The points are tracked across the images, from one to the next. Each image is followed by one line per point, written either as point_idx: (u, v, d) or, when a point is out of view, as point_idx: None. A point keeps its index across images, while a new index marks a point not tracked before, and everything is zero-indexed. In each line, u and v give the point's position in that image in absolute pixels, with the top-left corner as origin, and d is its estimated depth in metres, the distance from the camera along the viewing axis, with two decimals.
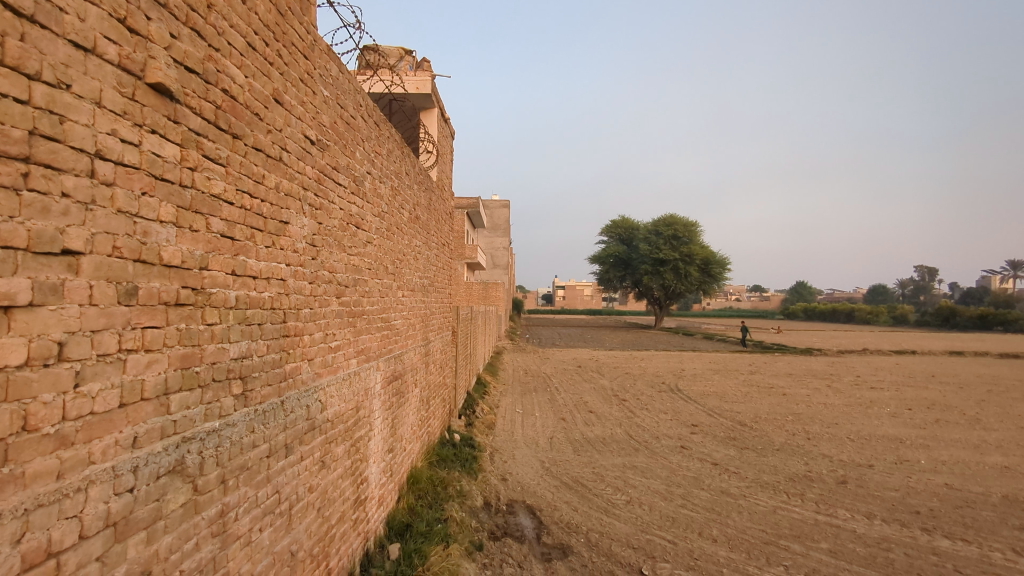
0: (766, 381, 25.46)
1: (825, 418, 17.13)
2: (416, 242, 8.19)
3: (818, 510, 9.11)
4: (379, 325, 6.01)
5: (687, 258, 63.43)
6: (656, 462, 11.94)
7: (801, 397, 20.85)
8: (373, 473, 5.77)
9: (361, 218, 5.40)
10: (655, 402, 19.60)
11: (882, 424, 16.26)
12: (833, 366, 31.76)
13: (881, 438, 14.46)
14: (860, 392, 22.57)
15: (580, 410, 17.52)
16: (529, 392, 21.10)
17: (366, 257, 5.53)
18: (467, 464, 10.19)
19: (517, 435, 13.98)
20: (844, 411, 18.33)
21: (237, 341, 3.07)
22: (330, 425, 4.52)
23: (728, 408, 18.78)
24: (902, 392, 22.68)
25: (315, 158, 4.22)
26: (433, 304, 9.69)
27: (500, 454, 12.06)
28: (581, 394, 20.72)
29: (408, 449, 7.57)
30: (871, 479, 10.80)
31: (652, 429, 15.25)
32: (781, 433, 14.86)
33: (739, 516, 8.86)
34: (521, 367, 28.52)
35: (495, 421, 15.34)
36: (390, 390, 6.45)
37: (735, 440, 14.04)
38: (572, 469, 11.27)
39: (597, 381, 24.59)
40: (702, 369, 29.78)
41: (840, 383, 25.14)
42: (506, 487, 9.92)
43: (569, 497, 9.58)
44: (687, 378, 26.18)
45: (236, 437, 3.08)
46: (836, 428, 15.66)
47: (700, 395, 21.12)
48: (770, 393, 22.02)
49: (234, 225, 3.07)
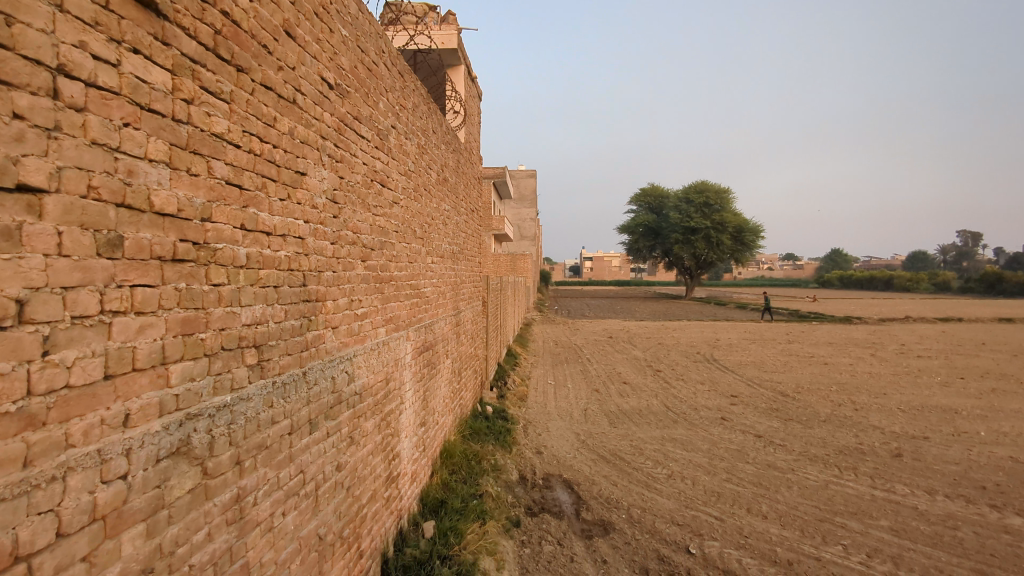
0: (805, 350, 24.71)
1: (871, 388, 16.45)
2: (446, 206, 7.77)
3: (874, 485, 8.61)
4: (408, 292, 5.64)
5: (720, 226, 61.91)
6: (696, 435, 11.50)
7: (845, 367, 20.13)
8: (405, 449, 5.47)
9: (386, 176, 4.99)
10: (691, 372, 19.09)
11: (934, 395, 15.53)
12: (876, 335, 30.74)
13: (934, 409, 13.77)
14: (907, 361, 21.70)
15: (614, 382, 17.12)
16: (560, 363, 20.77)
17: (392, 219, 5.13)
18: (501, 436, 9.90)
19: (550, 407, 13.66)
20: (891, 381, 17.61)
21: (249, 305, 2.71)
22: (358, 399, 4.19)
23: (768, 378, 18.21)
24: (951, 362, 21.76)
25: (334, 105, 3.79)
26: (463, 273, 9.30)
27: (533, 427, 11.75)
28: (613, 365, 20.32)
29: (441, 422, 7.27)
30: (928, 453, 10.22)
31: (690, 400, 14.81)
32: (826, 404, 14.26)
33: (789, 491, 8.40)
34: (551, 338, 28.17)
35: (527, 392, 15.05)
36: (421, 362, 6.11)
37: (777, 412, 13.50)
38: (609, 442, 10.92)
39: (630, 352, 24.14)
40: (737, 338, 29.10)
41: (884, 352, 24.27)
42: (542, 460, 9.62)
43: (607, 472, 9.22)
44: (723, 348, 25.55)
45: (252, 413, 2.74)
46: (885, 399, 14.99)
47: (737, 365, 20.52)
48: (811, 362, 21.30)
49: (242, 172, 2.67)
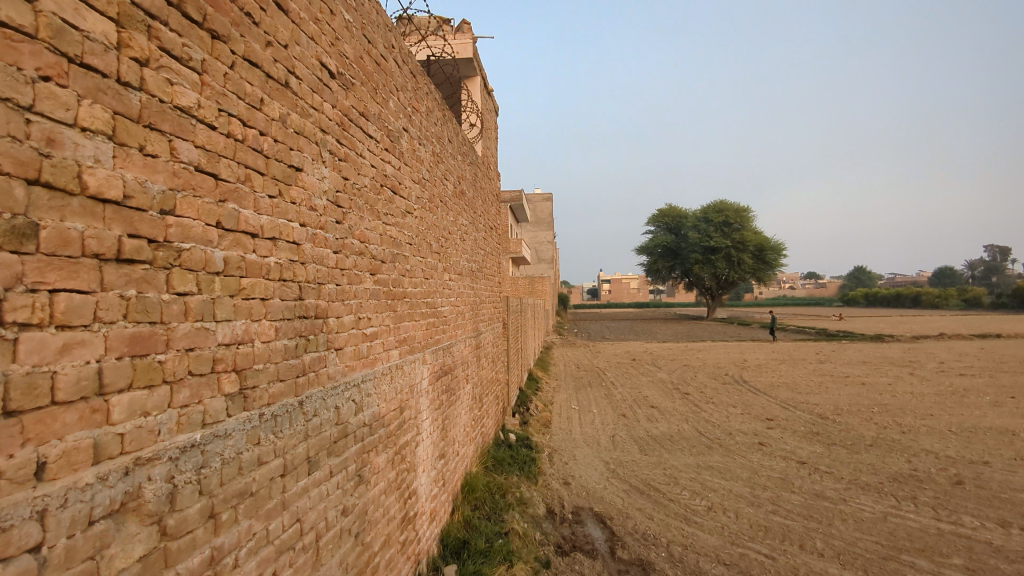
0: (839, 370, 23.76)
1: (916, 409, 15.55)
2: (463, 221, 7.30)
3: (938, 517, 7.83)
4: (424, 312, 5.13)
5: (740, 245, 60.95)
6: (734, 462, 10.74)
7: (884, 387, 19.19)
8: (423, 486, 4.91)
9: (398, 183, 4.53)
10: (721, 395, 18.24)
11: (985, 416, 14.58)
12: (911, 353, 29.63)
13: (989, 431, 12.86)
14: (949, 380, 20.64)
15: (641, 406, 16.37)
16: (583, 387, 20.05)
17: (405, 229, 4.65)
18: (527, 467, 9.27)
19: (575, 434, 12.97)
20: (937, 401, 16.69)
21: (227, 321, 2.21)
22: (368, 430, 3.65)
23: (803, 399, 17.34)
24: (996, 380, 20.73)
25: (335, 96, 3.33)
26: (483, 293, 8.78)
27: (559, 455, 11.08)
28: (639, 388, 19.56)
29: (461, 453, 6.69)
30: (991, 480, 9.38)
31: (723, 424, 14.03)
32: (870, 427, 13.39)
33: (844, 524, 7.64)
34: (572, 362, 27.45)
35: (550, 418, 14.38)
36: (439, 388, 5.57)
37: (818, 436, 12.67)
38: (641, 471, 10.21)
39: (654, 374, 23.34)
40: (765, 359, 28.18)
41: (923, 371, 23.26)
42: (571, 492, 8.95)
43: (642, 504, 8.52)
44: (752, 369, 24.61)
45: (231, 453, 2.23)
46: (933, 421, 14.12)
47: (769, 387, 19.62)
48: (847, 383, 20.34)
49: (219, 158, 2.20)
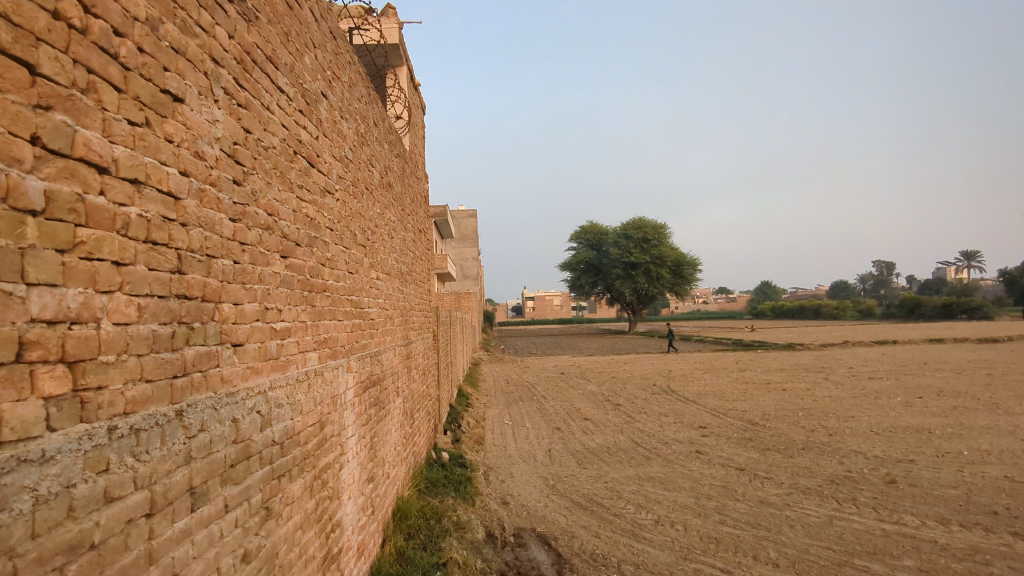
0: (760, 377, 24.52)
1: (837, 412, 16.06)
2: (392, 218, 6.57)
3: (880, 518, 7.78)
4: (348, 312, 4.37)
5: (660, 261, 62.83)
6: (675, 472, 10.43)
7: (803, 392, 19.86)
8: (347, 516, 4.12)
9: (316, 155, 3.77)
10: (652, 405, 18.18)
11: (900, 416, 15.22)
12: (821, 359, 31.23)
13: (908, 430, 13.37)
14: (861, 384, 21.66)
15: (575, 419, 15.95)
16: (514, 402, 19.48)
17: (326, 212, 3.90)
18: (462, 487, 8.53)
19: (510, 451, 12.31)
20: (854, 404, 17.37)
21: (48, 286, 1.48)
22: (278, 451, 2.87)
23: (731, 406, 17.57)
24: (902, 382, 22.02)
25: (233, 23, 2.60)
26: (412, 299, 8.05)
27: (495, 473, 10.39)
28: (571, 401, 19.19)
29: (391, 476, 5.91)
30: (921, 478, 9.56)
31: (658, 433, 13.84)
32: (799, 431, 13.56)
33: (793, 530, 7.42)
34: (501, 377, 26.83)
35: (483, 435, 13.67)
36: (366, 401, 4.80)
37: (752, 442, 12.66)
38: (582, 486, 9.70)
39: (585, 387, 23.15)
40: (689, 368, 28.76)
41: (837, 375, 24.42)
42: (510, 513, 8.30)
43: (586, 521, 7.97)
44: (678, 378, 24.93)
45: (52, 488, 1.46)
46: (855, 422, 14.56)
47: (697, 395, 19.79)
48: (770, 389, 20.88)
49: (36, 42, 1.47)
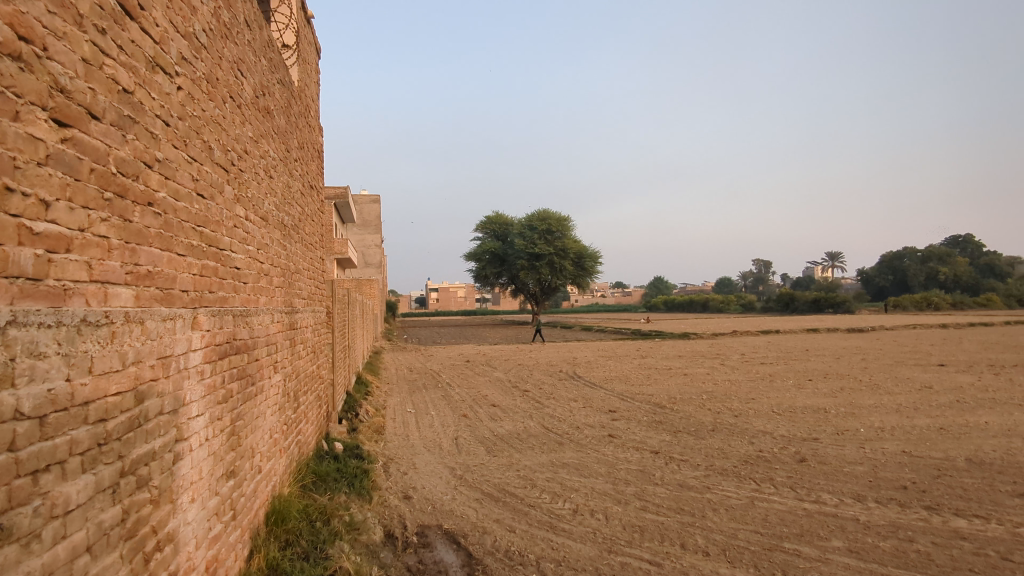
0: (662, 363, 24.93)
1: (739, 394, 16.32)
2: (272, 154, 5.31)
3: (800, 497, 7.51)
4: (194, 248, 3.18)
5: (563, 252, 63.44)
6: (590, 457, 9.84)
7: (704, 376, 20.24)
8: (190, 527, 2.97)
9: (138, 4, 2.57)
10: (560, 390, 17.70)
11: (796, 397, 15.68)
12: (715, 347, 32.49)
13: (806, 411, 13.68)
14: (755, 368, 22.46)
15: (482, 406, 15.07)
16: (417, 390, 18.32)
17: (156, 92, 2.72)
18: (357, 482, 7.39)
19: (413, 440, 11.21)
20: (752, 386, 17.83)
21: None
22: (35, 429, 1.75)
23: (638, 390, 17.47)
24: (791, 366, 23.14)
25: None
26: (299, 262, 6.78)
27: (396, 465, 9.28)
28: (478, 388, 18.32)
29: (264, 471, 4.72)
30: (829, 456, 9.56)
31: (568, 418, 13.30)
32: (707, 414, 13.47)
33: (717, 515, 6.96)
34: (404, 365, 25.46)
35: (383, 424, 12.47)
36: (225, 374, 3.62)
37: (663, 425, 12.38)
38: (493, 476, 8.84)
39: (491, 374, 22.38)
40: (593, 355, 28.83)
41: (731, 360, 25.35)
42: (413, 508, 7.28)
43: (499, 515, 7.11)
44: (583, 365, 24.75)
45: None
46: (756, 403, 14.81)
47: (604, 381, 19.60)
48: (672, 374, 21.10)
49: None
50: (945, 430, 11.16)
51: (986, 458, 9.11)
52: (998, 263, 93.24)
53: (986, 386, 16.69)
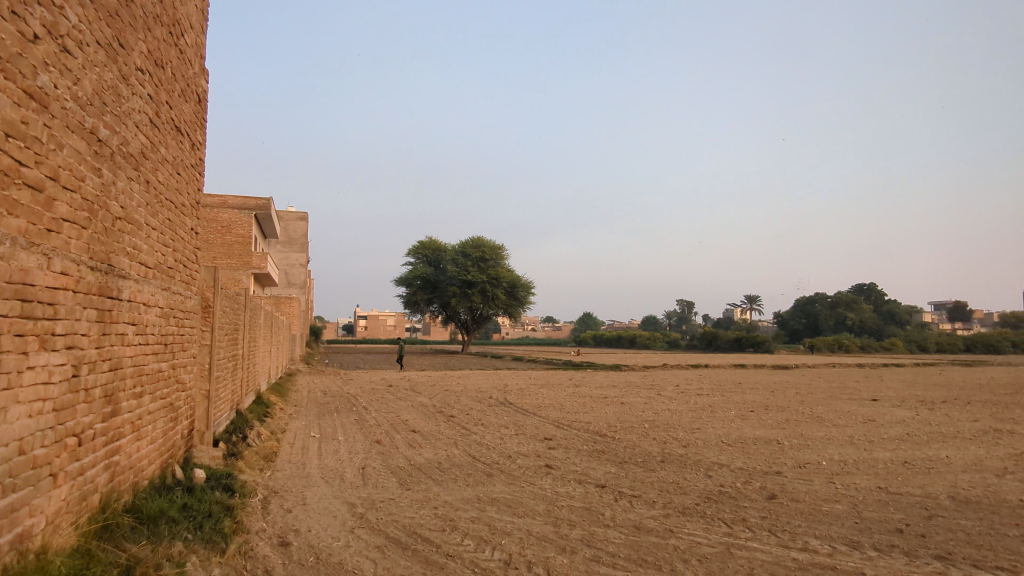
0: (598, 391, 23.55)
1: (682, 423, 15.07)
2: (72, 18, 3.53)
3: (784, 544, 6.09)
4: None
5: (496, 280, 61.93)
6: (524, 492, 8.12)
7: (643, 405, 18.97)
8: None
9: None
10: (490, 417, 15.88)
11: (742, 428, 14.56)
12: (648, 378, 31.59)
13: (757, 442, 12.50)
14: (694, 399, 21.46)
15: (400, 432, 13.07)
16: (327, 413, 16.04)
17: None
18: (209, 523, 5.32)
19: (309, 470, 9.11)
20: (695, 416, 16.65)
21: None
22: None
23: (575, 418, 15.93)
24: (728, 397, 22.32)
25: None
26: (139, 212, 4.87)
27: (279, 501, 7.22)
28: (397, 413, 16.24)
29: None
30: (800, 493, 8.29)
31: (498, 445, 11.55)
32: (654, 443, 12.01)
33: (689, 568, 5.41)
34: (317, 388, 22.86)
35: (277, 450, 10.30)
36: None
37: (606, 454, 10.85)
38: (403, 515, 6.95)
39: (415, 399, 20.29)
40: (526, 383, 27.18)
41: (668, 391, 24.34)
42: (288, 561, 5.32)
43: (405, 569, 5.27)
44: (514, 392, 22.97)
45: None
46: (703, 433, 13.55)
47: (538, 408, 17.97)
48: (609, 403, 19.66)
49: None
50: (911, 464, 10.18)
51: (970, 495, 8.03)
52: (901, 311, 99.34)
53: (927, 420, 16.18)
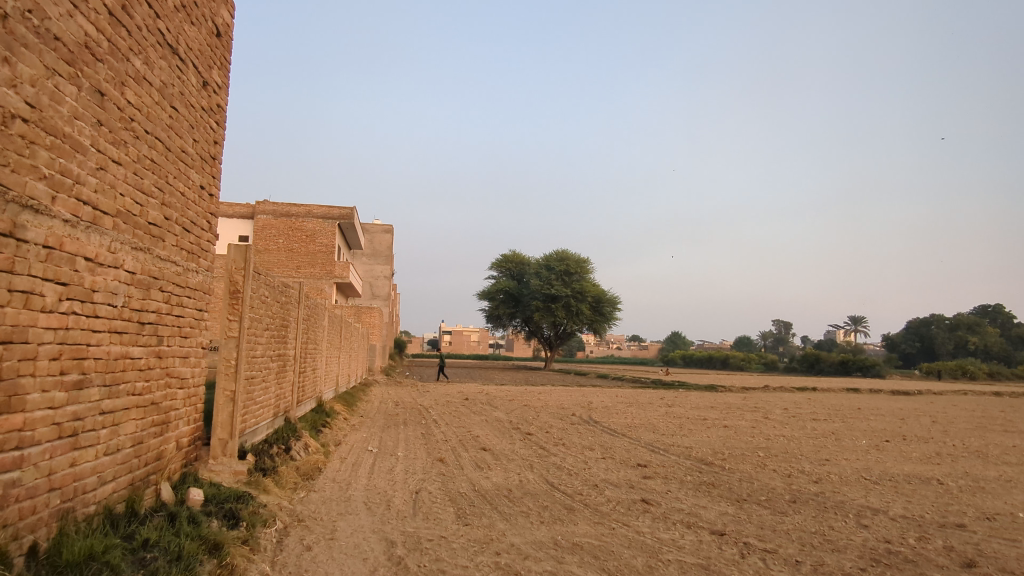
0: (693, 412, 20.93)
1: (804, 453, 12.43)
2: None
3: None
4: None
5: (580, 294, 59.59)
6: (615, 537, 6.15)
7: (750, 429, 16.30)
8: None
9: None
10: (571, 436, 13.92)
11: (884, 461, 11.76)
12: (748, 399, 28.35)
13: (912, 481, 9.76)
14: (809, 424, 18.43)
15: (467, 449, 11.38)
16: (393, 425, 14.67)
17: None
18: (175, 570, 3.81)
19: (352, 493, 7.57)
20: (817, 444, 13.89)
21: None
22: None
23: (671, 441, 13.65)
24: (851, 423, 19.07)
25: None
26: (77, 128, 3.45)
27: (301, 534, 5.68)
28: (468, 428, 14.61)
29: None
30: (1012, 561, 5.80)
31: (582, 471, 9.59)
32: (777, 477, 9.60)
33: None
34: (389, 399, 21.76)
35: (322, 466, 8.88)
36: None
37: (718, 488, 8.64)
38: (453, 564, 5.19)
39: (490, 413, 18.64)
40: (611, 401, 24.90)
41: (775, 414, 21.28)
42: None
43: None
44: (598, 410, 20.81)
45: None
46: (834, 466, 10.94)
47: (626, 428, 15.80)
48: (709, 426, 17.07)
49: None
50: None
51: None
52: None
53: None
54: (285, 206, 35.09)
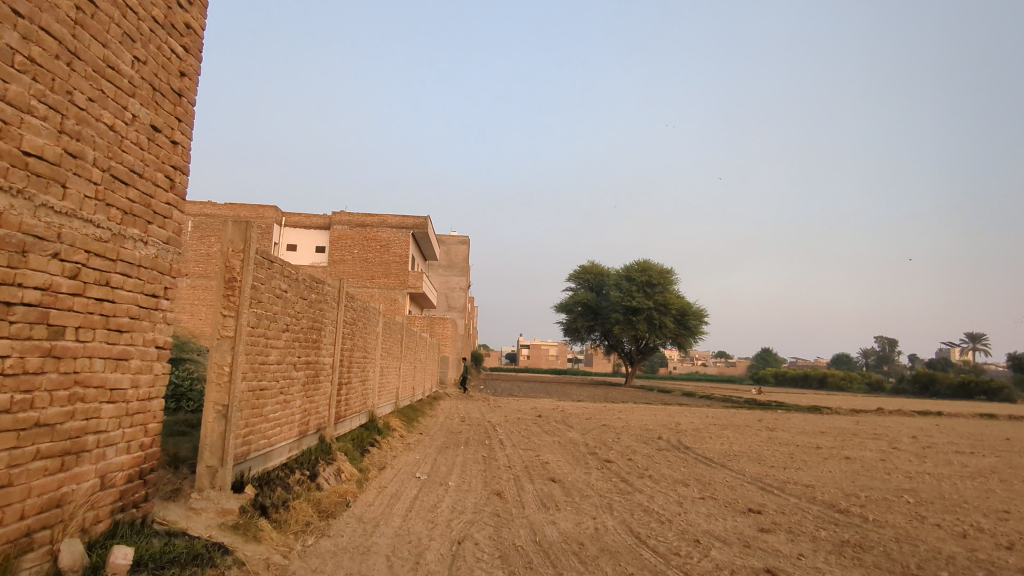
0: (803, 440, 17.91)
1: (969, 500, 9.57)
2: None
3: None
4: None
5: (663, 307, 56.21)
6: None
7: (882, 464, 13.34)
8: None
9: None
10: (660, 466, 11.70)
11: None
12: (866, 425, 24.51)
13: None
14: (956, 458, 15.09)
15: (533, 480, 9.48)
16: (454, 445, 13.03)
17: None
18: None
19: (378, 540, 5.88)
20: (980, 487, 10.87)
21: None
22: None
23: (785, 477, 11.12)
24: (1010, 459, 15.46)
25: None
26: None
27: None
28: (538, 452, 12.68)
29: None
30: None
31: (676, 516, 7.46)
32: (949, 539, 7.02)
33: None
34: (457, 415, 20.23)
35: (353, 498, 7.27)
36: None
37: (870, 554, 6.26)
38: None
39: (565, 434, 16.63)
40: (704, 423, 22.12)
41: (906, 444, 17.85)
42: None
43: None
44: (690, 434, 18.23)
45: None
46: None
47: (726, 457, 13.34)
48: (828, 458, 14.18)
49: None
50: None
51: None
52: None
53: None
54: (361, 216, 34.73)
